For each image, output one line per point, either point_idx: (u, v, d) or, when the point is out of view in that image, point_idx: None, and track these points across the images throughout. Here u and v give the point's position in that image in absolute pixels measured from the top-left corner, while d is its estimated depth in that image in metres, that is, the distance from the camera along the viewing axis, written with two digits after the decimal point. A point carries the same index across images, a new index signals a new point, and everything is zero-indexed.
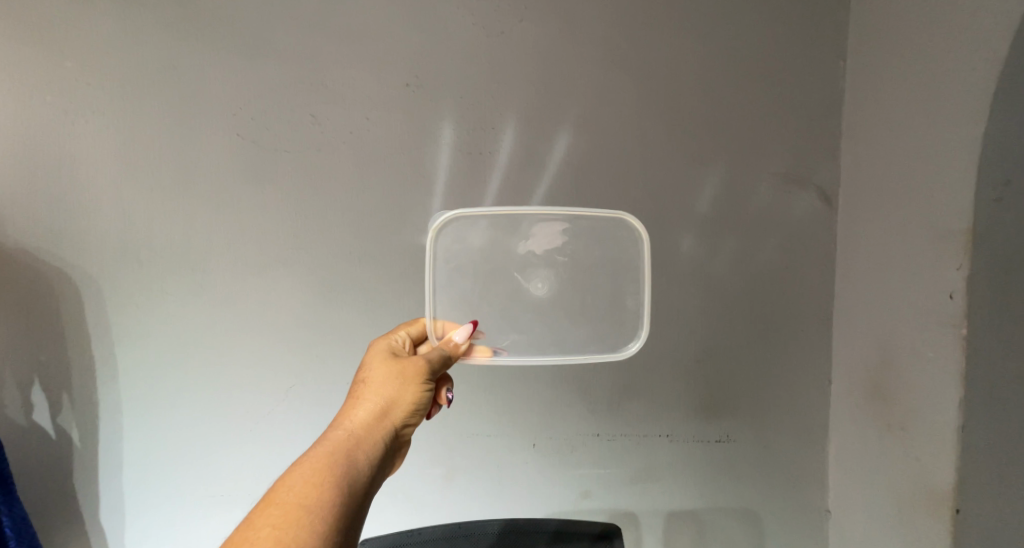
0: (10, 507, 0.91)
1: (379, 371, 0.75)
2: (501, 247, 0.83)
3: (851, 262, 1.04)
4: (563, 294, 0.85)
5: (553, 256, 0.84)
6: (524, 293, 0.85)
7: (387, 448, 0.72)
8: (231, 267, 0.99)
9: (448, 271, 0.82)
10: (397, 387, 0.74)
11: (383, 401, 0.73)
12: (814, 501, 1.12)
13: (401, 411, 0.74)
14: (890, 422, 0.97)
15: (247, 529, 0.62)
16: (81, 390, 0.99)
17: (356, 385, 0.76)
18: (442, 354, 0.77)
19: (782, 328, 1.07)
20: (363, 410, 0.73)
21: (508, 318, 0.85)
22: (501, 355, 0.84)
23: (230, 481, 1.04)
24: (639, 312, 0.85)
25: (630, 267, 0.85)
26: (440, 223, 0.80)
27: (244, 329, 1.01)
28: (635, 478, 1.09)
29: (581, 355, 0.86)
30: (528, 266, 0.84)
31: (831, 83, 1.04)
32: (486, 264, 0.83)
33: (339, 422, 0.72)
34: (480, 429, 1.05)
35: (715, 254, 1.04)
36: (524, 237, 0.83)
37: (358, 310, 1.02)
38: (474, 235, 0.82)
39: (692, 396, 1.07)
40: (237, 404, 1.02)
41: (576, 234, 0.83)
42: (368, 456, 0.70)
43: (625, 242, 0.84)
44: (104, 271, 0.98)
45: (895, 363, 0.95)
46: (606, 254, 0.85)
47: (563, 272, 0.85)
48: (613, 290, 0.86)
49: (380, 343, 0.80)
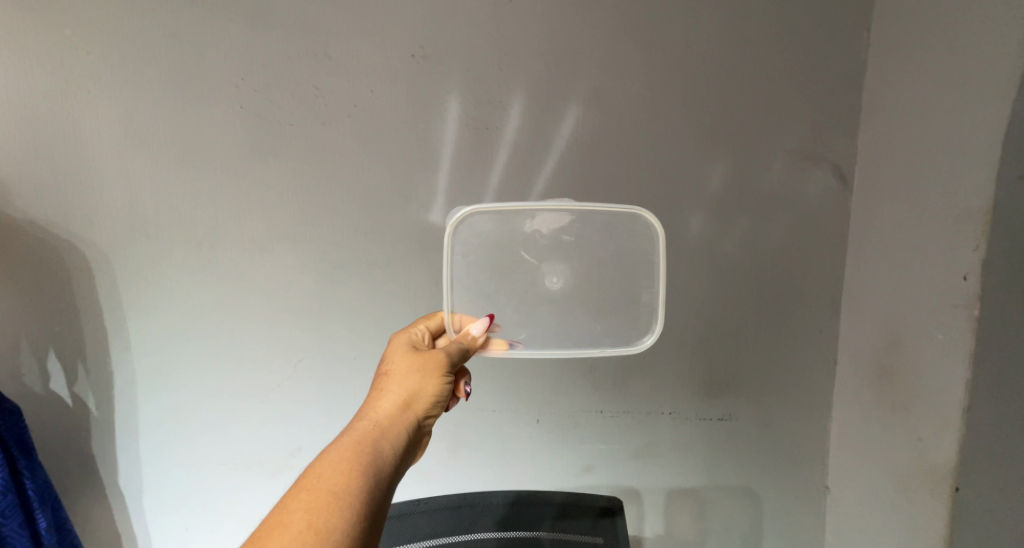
0: (32, 471, 0.95)
1: (402, 364, 0.76)
2: (515, 242, 0.82)
3: (865, 243, 1.02)
4: (577, 288, 0.85)
5: (565, 250, 0.83)
6: (537, 287, 0.84)
7: (410, 438, 0.73)
8: (238, 243, 1.00)
9: (465, 265, 0.81)
10: (419, 379, 0.75)
11: (406, 392, 0.74)
12: (813, 476, 1.13)
13: (423, 402, 0.75)
14: (895, 402, 0.97)
15: (279, 512, 0.62)
16: (95, 360, 1.02)
17: (378, 377, 0.77)
18: (461, 347, 0.78)
19: (793, 312, 1.07)
20: (387, 401, 0.74)
21: (522, 312, 0.85)
22: (516, 349, 0.84)
23: (240, 450, 1.07)
24: (653, 305, 0.85)
25: (643, 262, 0.84)
26: (457, 218, 0.80)
27: (253, 302, 1.02)
28: (637, 453, 1.11)
29: (595, 348, 0.86)
30: (541, 262, 0.83)
31: (852, 55, 0.99)
32: (502, 259, 0.82)
33: (364, 413, 0.73)
34: (486, 404, 1.07)
35: (726, 233, 1.03)
36: (535, 231, 0.82)
37: (365, 288, 1.02)
38: (490, 230, 0.81)
39: (698, 375, 1.08)
40: (247, 376, 1.04)
41: (589, 228, 0.82)
42: (394, 446, 0.70)
43: (638, 236, 0.83)
44: (115, 246, 0.98)
45: (904, 344, 0.95)
46: (618, 249, 0.84)
47: (576, 266, 0.84)
48: (626, 285, 0.85)
49: (400, 337, 0.81)
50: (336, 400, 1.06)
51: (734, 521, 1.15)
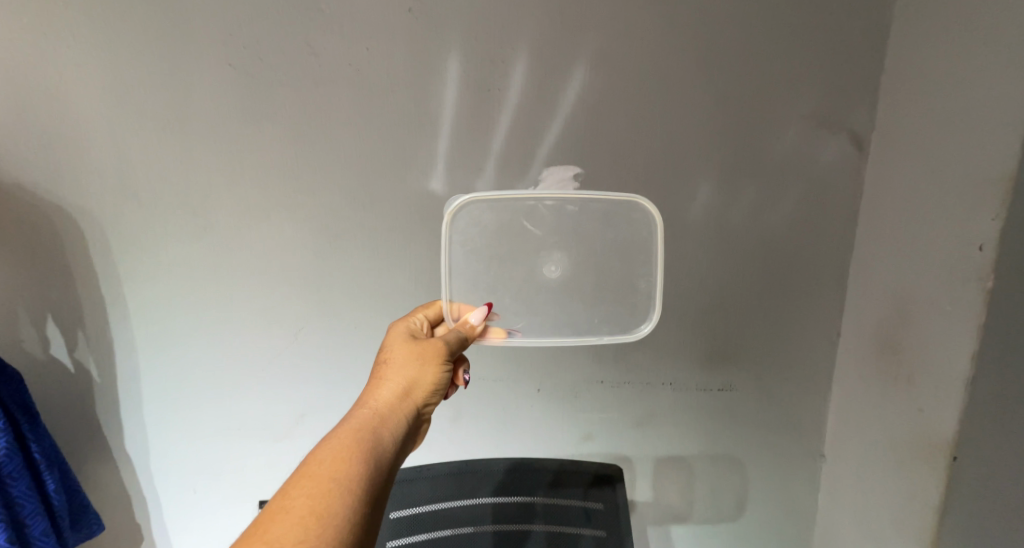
0: (38, 434, 0.96)
1: (400, 352, 0.76)
2: (514, 230, 0.80)
3: (877, 213, 0.99)
4: (576, 277, 0.83)
5: (564, 238, 0.81)
6: (536, 276, 0.82)
7: (410, 426, 0.72)
8: (233, 210, 0.97)
9: (463, 254, 0.80)
10: (418, 367, 0.75)
11: (405, 380, 0.74)
12: (810, 445, 1.14)
13: (423, 390, 0.74)
14: (899, 373, 0.96)
15: (282, 498, 0.62)
16: (95, 327, 1.01)
17: (378, 366, 0.76)
18: (459, 336, 0.78)
19: (798, 284, 1.05)
20: (387, 390, 0.73)
21: (521, 301, 0.83)
22: (515, 337, 0.83)
23: (242, 417, 1.08)
24: (651, 293, 0.83)
25: (643, 248, 0.82)
26: (454, 207, 0.78)
27: (251, 271, 1.00)
28: (637, 422, 1.11)
29: (594, 337, 0.84)
30: (539, 251, 0.81)
31: (878, 11, 0.93)
32: (501, 248, 0.80)
33: (363, 402, 0.72)
34: (486, 374, 1.06)
35: (733, 203, 1.00)
36: (533, 219, 0.80)
37: (365, 257, 1.00)
38: (488, 218, 0.80)
39: (699, 346, 1.07)
40: (247, 344, 1.04)
41: (588, 215, 0.80)
42: (394, 433, 0.70)
43: (637, 223, 0.81)
44: (106, 213, 0.96)
45: (911, 316, 0.93)
46: (618, 237, 0.82)
47: (575, 255, 0.82)
48: (625, 272, 0.83)
49: (398, 326, 0.80)
50: (337, 369, 1.05)
51: (731, 486, 1.17)
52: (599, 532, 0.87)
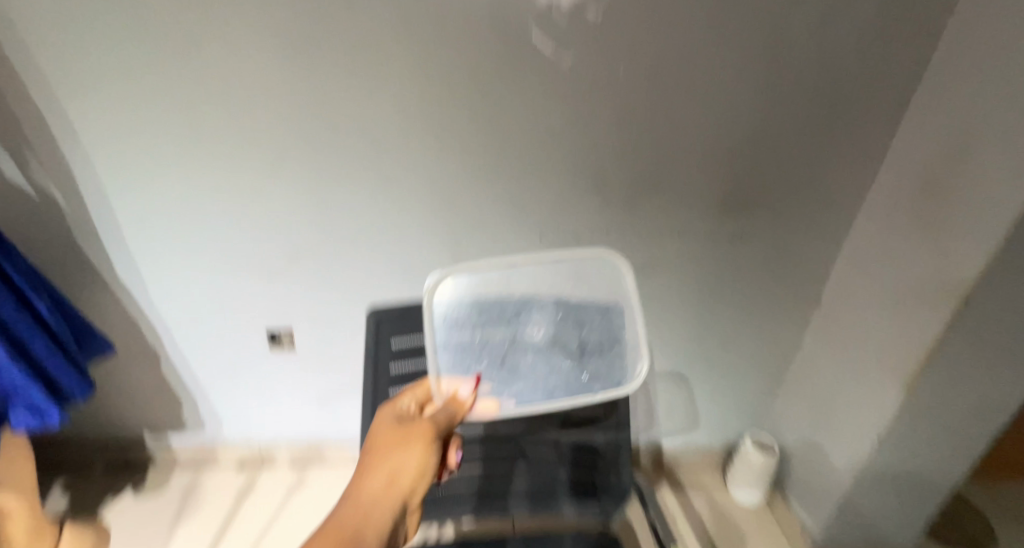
0: (11, 257, 0.88)
1: (385, 437, 0.60)
2: (493, 310, 0.67)
3: (961, 36, 0.79)
4: (559, 333, 0.69)
5: (548, 307, 0.68)
6: (518, 337, 0.69)
7: (400, 522, 0.57)
8: (172, 20, 0.77)
9: (444, 328, 0.66)
10: (405, 451, 0.59)
11: (393, 464, 0.58)
12: (807, 289, 1.11)
13: (415, 478, 0.58)
14: (932, 223, 0.85)
15: None
16: (43, 148, 0.88)
17: (360, 458, 0.60)
18: (450, 414, 0.62)
19: (842, 120, 0.90)
20: (372, 479, 0.57)
21: (501, 357, 0.67)
22: (508, 405, 0.64)
23: (228, 255, 1.02)
24: (636, 338, 0.66)
25: (620, 316, 0.67)
26: (432, 282, 0.65)
27: (206, 102, 0.84)
28: (644, 267, 1.07)
29: (594, 387, 0.64)
30: (517, 314, 0.68)
31: None
32: (486, 321, 0.67)
33: (347, 493, 0.57)
34: (483, 218, 0.99)
35: (786, 17, 0.80)
36: (511, 307, 0.68)
37: (346, 89, 0.84)
38: (463, 313, 0.66)
39: (716, 189, 0.97)
40: (221, 183, 0.93)
41: (567, 284, 0.68)
42: (381, 533, 0.55)
43: (613, 286, 0.68)
44: (12, 19, 0.77)
45: (965, 162, 0.79)
46: (596, 311, 0.68)
47: (558, 318, 0.69)
48: (605, 333, 0.68)
49: (384, 411, 0.65)
50: (325, 208, 0.96)
51: (736, 323, 1.17)
52: (601, 438, 0.94)
